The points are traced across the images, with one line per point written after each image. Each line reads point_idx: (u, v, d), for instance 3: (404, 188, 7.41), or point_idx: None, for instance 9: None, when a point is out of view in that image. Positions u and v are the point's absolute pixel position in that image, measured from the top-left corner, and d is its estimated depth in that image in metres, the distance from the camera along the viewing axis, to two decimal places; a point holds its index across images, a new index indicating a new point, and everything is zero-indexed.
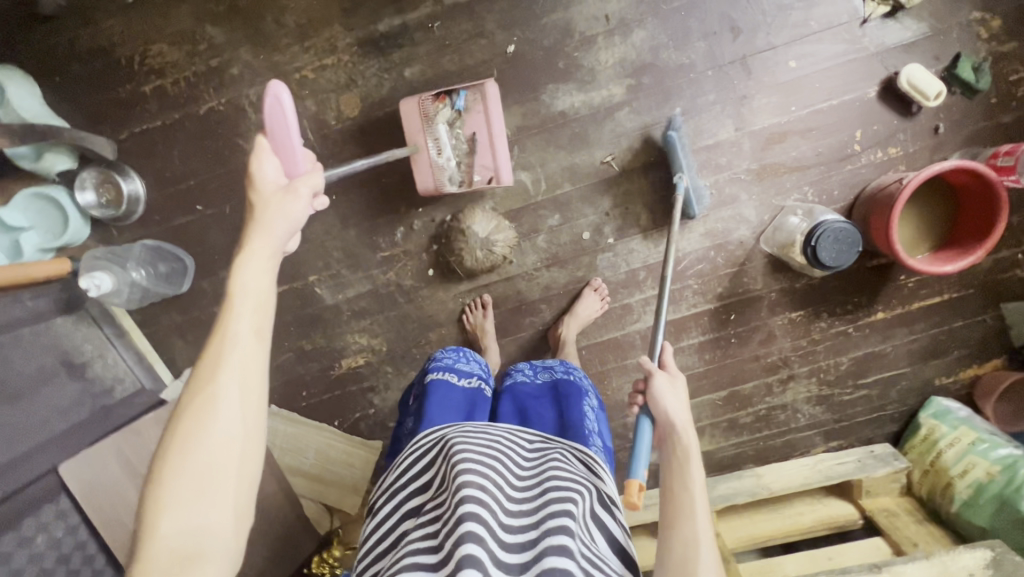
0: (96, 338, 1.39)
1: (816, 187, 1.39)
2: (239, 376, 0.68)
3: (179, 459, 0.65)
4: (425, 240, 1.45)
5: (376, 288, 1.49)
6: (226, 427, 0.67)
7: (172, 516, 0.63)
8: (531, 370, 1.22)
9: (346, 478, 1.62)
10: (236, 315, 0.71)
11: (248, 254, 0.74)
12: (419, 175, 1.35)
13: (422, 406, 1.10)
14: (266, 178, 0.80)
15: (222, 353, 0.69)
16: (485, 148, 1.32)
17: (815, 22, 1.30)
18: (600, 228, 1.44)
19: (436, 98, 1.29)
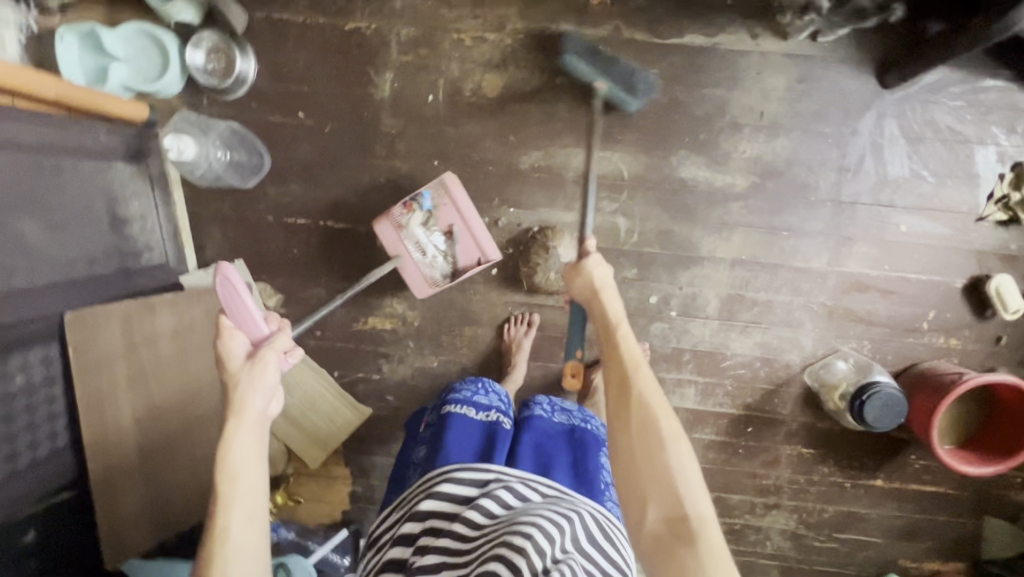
0: (145, 198, 1.31)
1: (874, 345, 1.43)
2: (241, 543, 0.77)
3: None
4: (502, 240, 1.43)
5: None
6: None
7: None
8: (546, 409, 1.02)
9: (320, 431, 1.56)
10: (230, 487, 0.79)
11: (234, 428, 0.83)
12: (410, 282, 1.40)
13: (437, 445, 0.89)
14: (235, 355, 0.89)
15: (219, 543, 0.76)
16: (465, 237, 1.37)
17: (938, 200, 1.35)
18: (668, 298, 1.44)
19: (404, 208, 1.33)
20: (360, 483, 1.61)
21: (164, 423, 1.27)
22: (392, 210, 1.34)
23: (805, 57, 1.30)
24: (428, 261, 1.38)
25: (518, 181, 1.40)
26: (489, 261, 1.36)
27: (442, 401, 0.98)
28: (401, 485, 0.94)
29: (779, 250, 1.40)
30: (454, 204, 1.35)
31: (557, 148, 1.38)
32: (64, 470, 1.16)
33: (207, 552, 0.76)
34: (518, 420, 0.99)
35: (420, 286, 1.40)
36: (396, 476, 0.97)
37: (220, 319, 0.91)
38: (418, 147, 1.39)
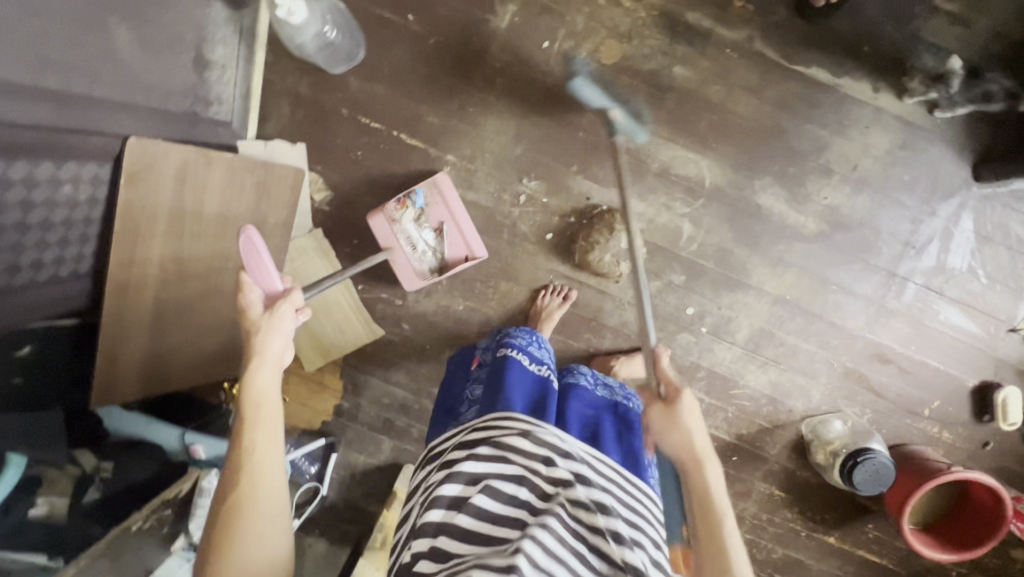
0: (230, 49, 1.25)
1: (874, 416, 1.49)
2: (261, 476, 0.73)
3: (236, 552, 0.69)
4: (566, 208, 1.42)
5: (492, 210, 1.43)
6: (272, 505, 0.72)
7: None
8: (594, 378, 1.05)
9: (326, 338, 1.53)
10: (252, 421, 0.75)
11: (253, 370, 0.79)
12: (401, 272, 1.44)
13: (494, 381, 0.95)
14: (254, 305, 0.86)
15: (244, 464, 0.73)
16: (455, 234, 1.42)
17: (981, 301, 1.39)
18: (703, 313, 1.46)
19: (397, 204, 1.38)
20: (348, 399, 1.60)
21: (188, 282, 1.24)
22: (386, 204, 1.40)
23: (914, 126, 1.31)
24: (416, 255, 1.43)
25: (601, 155, 1.38)
26: (477, 258, 1.41)
27: (499, 346, 1.03)
28: (451, 413, 1.01)
29: (822, 301, 1.43)
30: (446, 203, 1.41)
31: (651, 136, 1.36)
32: (79, 295, 1.12)
33: (230, 486, 0.72)
34: (566, 381, 1.04)
35: (408, 277, 1.44)
36: (446, 406, 1.03)
37: (240, 276, 0.87)
38: (516, 90, 1.36)
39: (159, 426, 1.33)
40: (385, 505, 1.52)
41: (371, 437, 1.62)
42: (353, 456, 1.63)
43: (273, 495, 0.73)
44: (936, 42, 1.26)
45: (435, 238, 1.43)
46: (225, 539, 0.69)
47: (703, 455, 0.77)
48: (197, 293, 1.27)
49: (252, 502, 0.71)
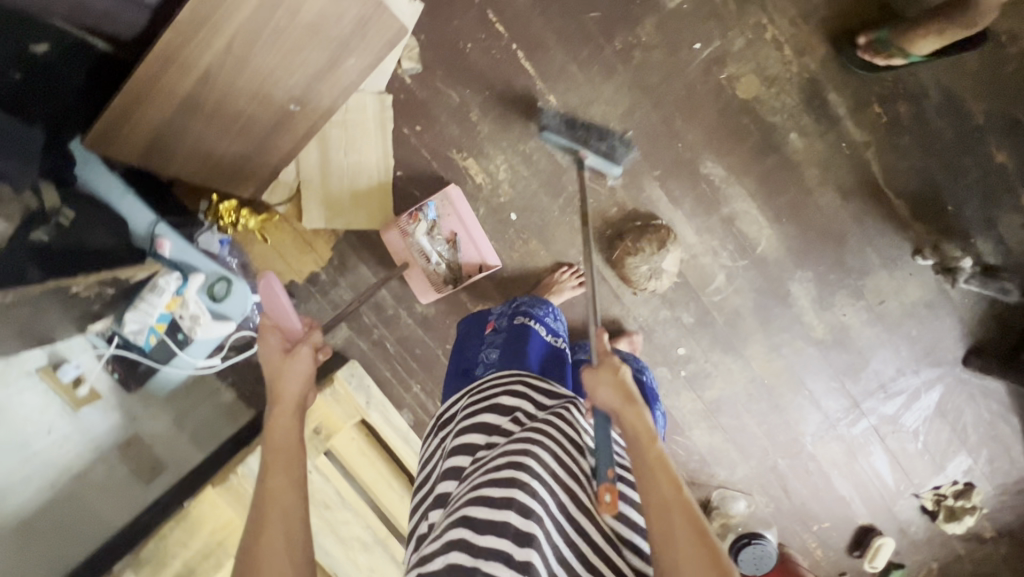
0: None
1: (774, 512, 1.60)
2: (282, 515, 0.71)
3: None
4: (627, 203, 1.40)
5: (562, 169, 1.39)
6: (289, 541, 0.70)
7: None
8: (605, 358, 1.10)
9: (337, 201, 1.42)
10: (269, 463, 0.75)
11: (271, 414, 0.80)
12: (417, 284, 1.45)
13: (514, 349, 0.94)
14: (275, 347, 0.89)
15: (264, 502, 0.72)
16: (469, 243, 1.42)
17: (906, 459, 1.53)
18: (690, 360, 1.50)
19: (410, 218, 1.37)
20: (328, 273, 1.51)
21: (243, 82, 1.11)
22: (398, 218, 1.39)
23: (946, 293, 1.40)
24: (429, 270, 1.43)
25: (685, 175, 1.37)
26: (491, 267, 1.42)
27: (517, 312, 1.02)
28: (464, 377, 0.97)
29: (789, 399, 1.51)
30: (458, 214, 1.41)
31: (737, 182, 1.36)
32: (127, 23, 0.97)
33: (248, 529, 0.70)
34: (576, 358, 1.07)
35: (425, 289, 1.45)
36: (461, 368, 0.99)
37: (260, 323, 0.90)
38: (645, 71, 1.32)
39: (131, 200, 1.18)
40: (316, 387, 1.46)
41: (330, 318, 1.54)
42: None
43: (294, 534, 0.71)
44: (1004, 234, 1.34)
45: (449, 248, 1.42)
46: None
47: (630, 391, 0.75)
48: (244, 93, 1.14)
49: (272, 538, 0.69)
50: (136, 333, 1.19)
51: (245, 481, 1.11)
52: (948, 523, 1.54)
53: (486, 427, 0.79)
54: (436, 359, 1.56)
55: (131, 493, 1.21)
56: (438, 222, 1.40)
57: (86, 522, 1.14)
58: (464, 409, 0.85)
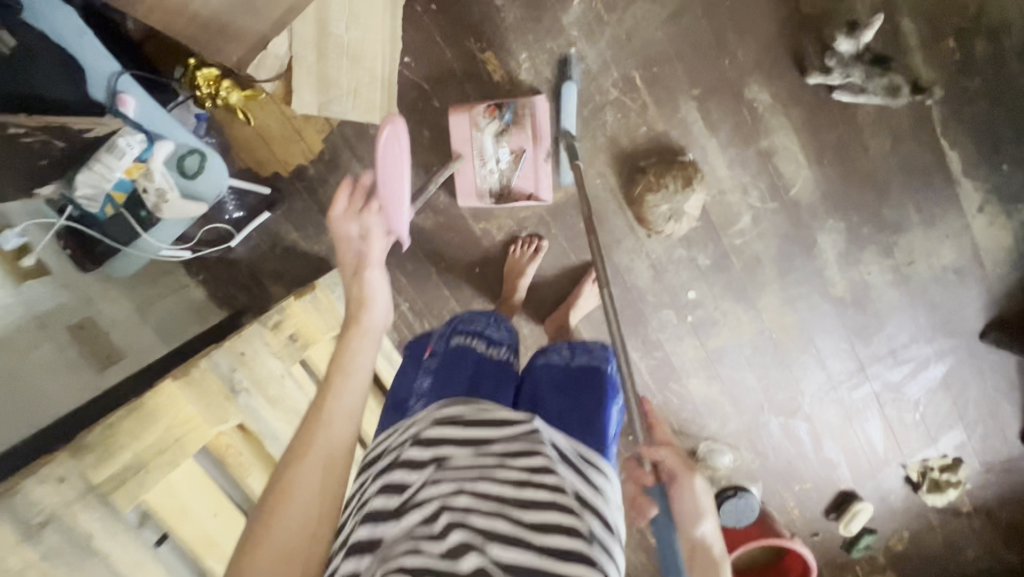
0: None
1: (757, 468, 1.57)
2: (325, 456, 0.63)
3: (254, 551, 0.58)
4: (658, 124, 1.25)
5: (591, 75, 1.23)
6: (314, 489, 0.61)
7: (259, 575, 0.57)
8: (574, 349, 0.88)
9: (334, 87, 1.23)
10: (333, 388, 0.67)
11: (352, 332, 0.73)
12: (459, 184, 1.31)
13: (446, 375, 0.80)
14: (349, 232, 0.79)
15: (309, 432, 0.64)
16: (529, 166, 1.28)
17: (900, 429, 1.49)
18: (698, 305, 1.41)
19: (486, 110, 1.23)
20: (317, 168, 1.36)
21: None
22: (474, 105, 1.24)
23: (979, 262, 1.31)
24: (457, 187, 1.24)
25: (727, 98, 1.22)
26: (540, 200, 1.30)
27: (453, 331, 0.89)
28: (397, 413, 0.81)
29: (794, 357, 1.44)
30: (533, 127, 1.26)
31: (783, 113, 1.23)
32: None
33: (285, 465, 0.62)
34: (532, 366, 0.88)
35: (466, 191, 1.32)
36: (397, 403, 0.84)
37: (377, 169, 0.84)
38: None
39: (91, 44, 0.99)
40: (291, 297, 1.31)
41: (316, 220, 1.41)
42: (286, 227, 1.41)
43: (331, 484, 0.62)
44: None
45: (509, 160, 1.28)
46: (260, 528, 0.59)
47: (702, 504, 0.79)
48: None
49: (301, 474, 0.61)
50: (90, 201, 1.04)
51: (209, 377, 1.01)
52: (930, 494, 1.52)
53: (402, 463, 0.64)
54: (428, 278, 1.44)
55: (85, 379, 1.08)
56: (511, 127, 1.25)
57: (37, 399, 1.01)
58: (387, 443, 0.71)
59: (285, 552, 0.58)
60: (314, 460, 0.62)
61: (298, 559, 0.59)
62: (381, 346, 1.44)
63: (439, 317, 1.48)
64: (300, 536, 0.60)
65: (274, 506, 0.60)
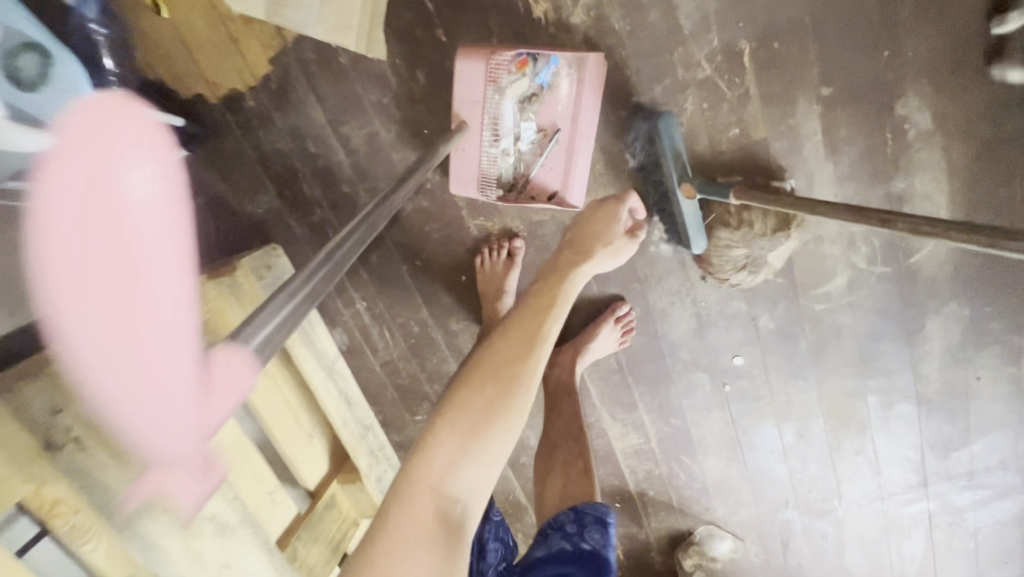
0: None
1: (759, 565, 1.30)
2: (502, 394, 0.62)
3: (428, 463, 0.57)
4: (758, 130, 0.86)
5: (679, 37, 0.82)
6: (507, 438, 0.60)
7: (466, 480, 0.57)
8: (579, 523, 0.76)
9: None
10: (538, 330, 0.68)
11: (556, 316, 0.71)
12: (456, 165, 0.91)
13: None
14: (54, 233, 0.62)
15: (531, 365, 0.65)
16: (559, 155, 0.90)
17: (945, 557, 1.21)
18: (743, 374, 1.07)
19: (514, 61, 0.84)
20: (259, 100, 0.95)
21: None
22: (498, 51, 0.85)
23: None
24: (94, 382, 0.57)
25: (868, 109, 0.83)
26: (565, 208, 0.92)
27: None
28: None
29: (844, 455, 1.13)
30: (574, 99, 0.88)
31: (942, 147, 0.84)
32: None
33: (491, 366, 0.64)
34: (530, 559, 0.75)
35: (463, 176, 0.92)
36: None
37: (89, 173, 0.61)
38: None
39: None
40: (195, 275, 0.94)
41: (253, 173, 1.01)
42: (209, 174, 1.01)
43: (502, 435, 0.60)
44: None
45: (532, 140, 0.91)
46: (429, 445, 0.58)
47: None
48: None
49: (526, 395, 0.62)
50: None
51: None
52: None
53: None
54: (396, 274, 1.08)
55: None
56: (544, 92, 0.88)
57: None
58: None
59: (476, 478, 0.58)
60: (507, 424, 0.60)
61: (441, 540, 0.54)
62: (321, 355, 1.10)
63: (403, 326, 1.13)
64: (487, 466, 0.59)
65: (457, 412, 0.60)
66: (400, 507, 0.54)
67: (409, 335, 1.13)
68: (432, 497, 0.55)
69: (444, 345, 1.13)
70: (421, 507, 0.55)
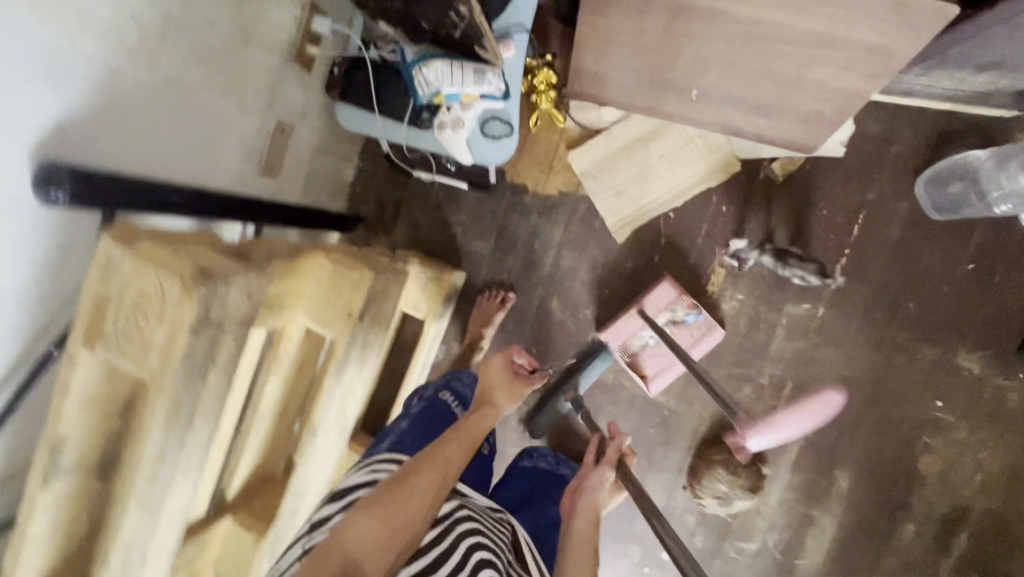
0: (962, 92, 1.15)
1: None
2: (423, 464, 0.74)
3: (340, 542, 0.64)
4: (766, 428, 1.39)
5: (763, 357, 1.37)
6: (423, 497, 0.70)
7: (363, 556, 0.63)
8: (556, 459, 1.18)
9: (627, 190, 1.36)
10: (470, 433, 0.80)
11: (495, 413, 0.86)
12: (616, 326, 1.33)
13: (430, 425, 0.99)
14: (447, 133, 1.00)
15: (449, 446, 0.77)
16: (662, 359, 1.36)
17: None
18: (661, 563, 1.47)
19: (688, 307, 1.31)
20: (533, 201, 1.40)
21: (728, 26, 0.98)
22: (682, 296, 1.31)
23: None
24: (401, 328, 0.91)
25: (820, 459, 1.39)
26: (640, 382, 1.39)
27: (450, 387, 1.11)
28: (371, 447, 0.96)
29: None
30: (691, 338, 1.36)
31: (844, 508, 1.39)
32: None
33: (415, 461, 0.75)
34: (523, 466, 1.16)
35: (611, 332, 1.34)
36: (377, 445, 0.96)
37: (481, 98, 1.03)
38: (889, 378, 1.35)
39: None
40: (425, 262, 1.32)
41: (489, 228, 1.42)
42: (463, 207, 1.42)
43: (427, 493, 0.71)
44: None
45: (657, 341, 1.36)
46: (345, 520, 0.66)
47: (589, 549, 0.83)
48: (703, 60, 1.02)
49: (429, 471, 0.73)
50: (423, 84, 1.00)
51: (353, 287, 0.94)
52: None
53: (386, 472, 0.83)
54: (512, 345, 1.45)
55: (245, 173, 0.99)
56: (682, 325, 1.34)
57: (203, 158, 0.87)
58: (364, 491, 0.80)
59: (391, 532, 0.66)
60: (415, 494, 0.70)
61: None
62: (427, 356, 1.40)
63: None
64: (399, 538, 0.66)
65: (382, 487, 0.70)
66: (315, 573, 0.61)
67: None
68: (340, 569, 0.61)
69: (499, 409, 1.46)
70: (327, 570, 0.61)
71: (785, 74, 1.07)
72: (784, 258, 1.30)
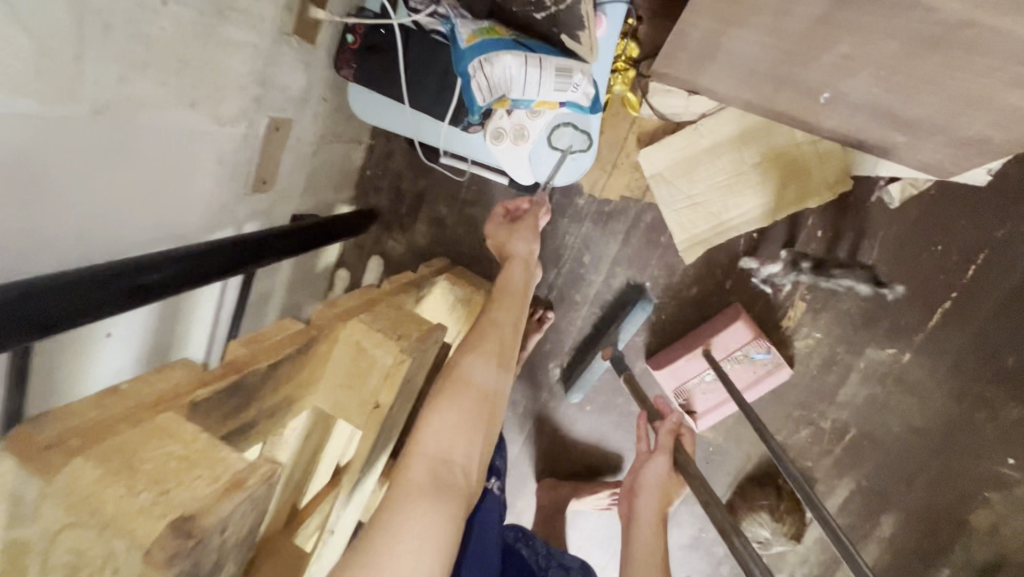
0: None
1: None
2: (478, 353, 0.70)
3: (424, 438, 0.61)
4: (817, 472, 1.28)
5: (829, 400, 1.22)
6: (487, 382, 0.68)
7: (441, 450, 0.61)
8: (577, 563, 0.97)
9: (707, 204, 1.09)
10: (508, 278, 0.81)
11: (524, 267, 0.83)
12: (673, 364, 1.14)
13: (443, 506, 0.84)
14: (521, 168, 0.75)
15: (495, 311, 0.76)
16: (717, 399, 1.17)
17: None
18: None
19: (757, 346, 1.10)
20: (588, 205, 1.14)
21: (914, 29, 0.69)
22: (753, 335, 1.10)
23: None
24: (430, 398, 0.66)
25: (867, 504, 1.29)
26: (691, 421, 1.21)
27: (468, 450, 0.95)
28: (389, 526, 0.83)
29: None
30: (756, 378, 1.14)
31: (882, 551, 1.33)
32: None
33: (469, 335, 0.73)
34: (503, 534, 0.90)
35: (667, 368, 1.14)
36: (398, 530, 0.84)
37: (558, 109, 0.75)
38: (963, 432, 1.22)
39: None
40: (453, 279, 1.06)
41: None
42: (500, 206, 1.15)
43: (493, 378, 0.69)
44: None
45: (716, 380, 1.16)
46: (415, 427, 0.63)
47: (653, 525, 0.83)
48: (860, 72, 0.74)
49: (484, 354, 0.70)
50: (482, 88, 0.70)
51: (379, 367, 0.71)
52: None
53: None
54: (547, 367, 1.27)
55: (228, 198, 0.71)
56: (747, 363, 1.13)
57: (166, 200, 0.60)
58: None
59: (468, 414, 0.64)
60: (477, 372, 0.68)
61: (434, 491, 0.57)
62: None
63: (514, 399, 1.30)
64: (473, 432, 0.64)
65: (445, 381, 0.67)
66: (400, 477, 0.58)
67: (512, 407, 1.30)
68: (427, 465, 0.59)
69: (527, 432, 1.31)
70: (412, 472, 0.58)
71: (955, 96, 0.80)
72: (820, 272, 1.11)
